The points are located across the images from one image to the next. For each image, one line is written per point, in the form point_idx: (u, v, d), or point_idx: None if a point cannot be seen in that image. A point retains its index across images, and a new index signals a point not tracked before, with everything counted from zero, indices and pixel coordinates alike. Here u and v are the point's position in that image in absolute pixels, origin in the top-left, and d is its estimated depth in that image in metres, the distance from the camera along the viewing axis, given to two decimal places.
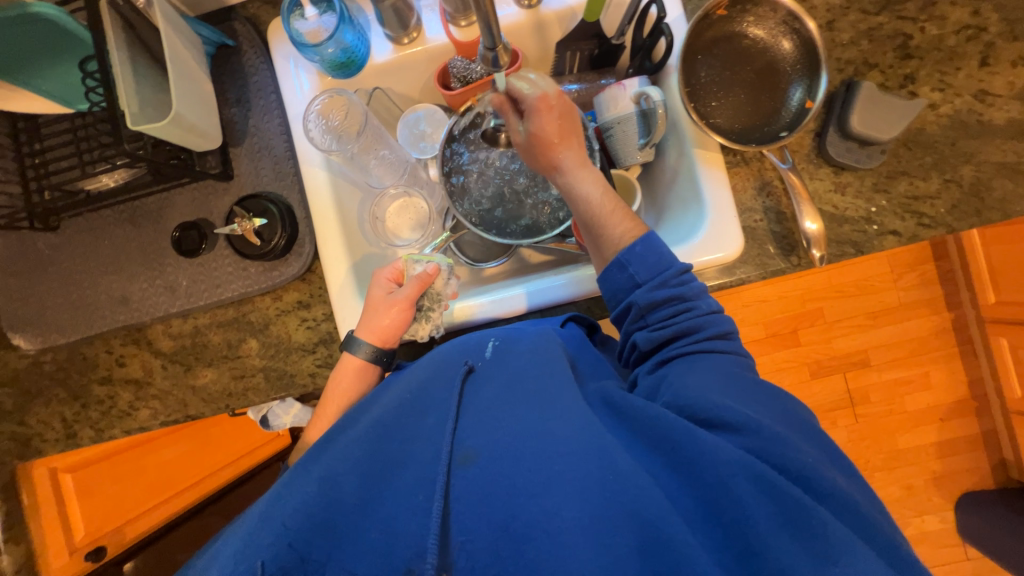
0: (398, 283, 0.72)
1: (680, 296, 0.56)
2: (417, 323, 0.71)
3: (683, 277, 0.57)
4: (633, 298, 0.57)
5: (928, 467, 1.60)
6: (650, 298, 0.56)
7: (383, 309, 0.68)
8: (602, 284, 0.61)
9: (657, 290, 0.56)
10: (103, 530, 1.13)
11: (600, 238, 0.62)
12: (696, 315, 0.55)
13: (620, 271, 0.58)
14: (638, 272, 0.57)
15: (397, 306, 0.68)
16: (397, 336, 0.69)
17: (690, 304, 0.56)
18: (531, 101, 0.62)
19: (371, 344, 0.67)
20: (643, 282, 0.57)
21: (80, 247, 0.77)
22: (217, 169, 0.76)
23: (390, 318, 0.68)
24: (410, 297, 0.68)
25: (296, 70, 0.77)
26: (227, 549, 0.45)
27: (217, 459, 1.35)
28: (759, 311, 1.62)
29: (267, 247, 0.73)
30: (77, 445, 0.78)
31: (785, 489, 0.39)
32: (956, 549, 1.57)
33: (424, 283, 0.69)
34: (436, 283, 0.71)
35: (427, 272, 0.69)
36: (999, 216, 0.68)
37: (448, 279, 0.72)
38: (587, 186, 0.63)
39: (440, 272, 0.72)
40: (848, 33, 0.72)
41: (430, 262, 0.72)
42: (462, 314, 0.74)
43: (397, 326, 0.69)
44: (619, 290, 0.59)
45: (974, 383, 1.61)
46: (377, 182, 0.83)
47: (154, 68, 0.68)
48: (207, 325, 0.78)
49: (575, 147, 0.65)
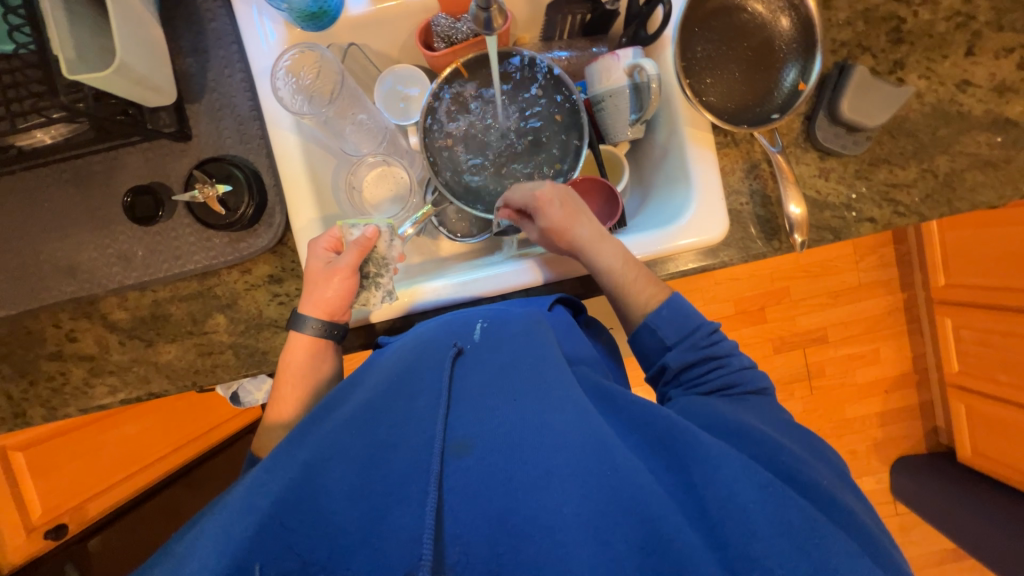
0: (336, 252, 0.67)
1: (713, 355, 0.58)
2: (366, 291, 0.68)
3: (713, 335, 0.60)
4: (667, 359, 0.59)
5: (870, 434, 1.74)
6: (684, 359, 0.58)
7: (324, 280, 0.65)
8: (635, 345, 0.63)
9: (690, 351, 0.59)
10: (65, 506, 1.09)
11: (626, 305, 0.63)
12: (728, 372, 0.57)
13: (650, 334, 0.61)
14: (668, 335, 0.60)
15: (338, 274, 0.64)
16: (344, 306, 0.66)
17: (726, 363, 0.58)
18: (535, 199, 0.66)
19: (318, 319, 0.65)
20: (674, 343, 0.60)
21: (15, 209, 0.69)
22: (172, 127, 0.69)
23: (333, 289, 0.65)
24: (351, 265, 0.64)
25: (260, 18, 0.69)
26: (202, 538, 0.42)
27: (185, 433, 1.28)
28: (731, 289, 1.66)
29: (233, 217, 0.67)
30: (27, 424, 0.73)
31: (786, 497, 0.41)
32: (887, 505, 1.74)
33: (364, 249, 0.65)
34: (379, 246, 0.67)
35: (366, 237, 0.65)
36: (967, 205, 0.71)
37: (391, 241, 0.68)
38: (607, 259, 0.63)
39: (381, 234, 0.67)
40: (844, 12, 0.71)
41: (368, 225, 0.66)
42: (412, 296, 0.69)
43: (342, 296, 0.65)
44: (651, 351, 0.61)
45: (918, 358, 1.74)
46: (354, 149, 0.77)
47: (92, 7, 0.59)
48: (169, 299, 0.73)
49: (587, 221, 0.65)
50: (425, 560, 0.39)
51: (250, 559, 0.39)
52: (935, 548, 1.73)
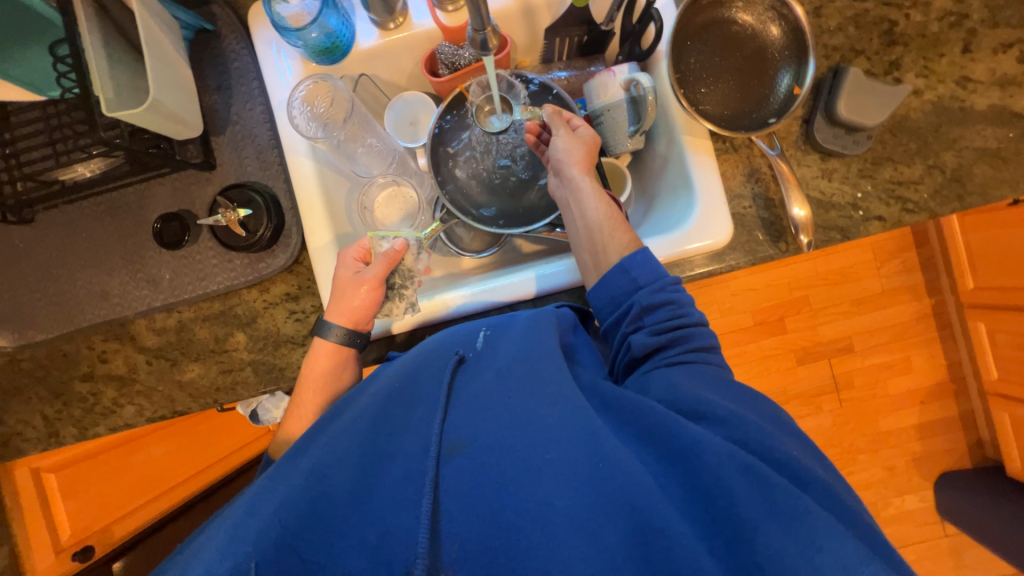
0: (365, 262, 0.71)
1: (675, 302, 0.58)
2: (390, 302, 0.70)
3: (677, 286, 0.60)
4: (635, 298, 0.58)
5: (908, 448, 1.65)
6: (650, 300, 0.57)
7: (352, 289, 0.67)
8: (600, 291, 0.62)
9: (656, 293, 0.58)
10: (92, 528, 1.12)
11: (608, 240, 0.64)
12: (687, 323, 0.57)
13: (622, 274, 0.60)
14: (640, 276, 0.59)
15: (366, 284, 0.67)
16: (368, 316, 0.68)
17: (686, 313, 0.58)
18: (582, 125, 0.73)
19: (343, 326, 0.67)
20: (644, 284, 0.59)
21: (56, 240, 0.75)
22: (199, 158, 0.74)
23: (360, 299, 0.67)
24: (379, 276, 0.67)
25: (278, 55, 0.75)
26: (208, 542, 0.44)
27: (205, 458, 1.32)
28: (747, 300, 1.64)
29: (253, 239, 0.71)
30: (60, 443, 0.77)
31: (771, 479, 0.39)
32: (934, 526, 1.62)
33: (392, 260, 0.68)
34: (406, 259, 0.71)
35: (395, 249, 0.69)
36: (979, 200, 0.69)
37: (417, 254, 0.73)
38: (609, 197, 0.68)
39: (409, 248, 0.72)
40: (835, 19, 0.73)
41: (397, 238, 0.71)
42: (435, 307, 0.71)
43: (368, 306, 0.68)
44: (619, 294, 0.60)
45: (953, 366, 1.66)
46: (365, 171, 0.82)
47: (129, 54, 0.66)
48: (193, 319, 0.76)
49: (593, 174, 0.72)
50: (420, 558, 0.40)
51: (246, 558, 0.39)
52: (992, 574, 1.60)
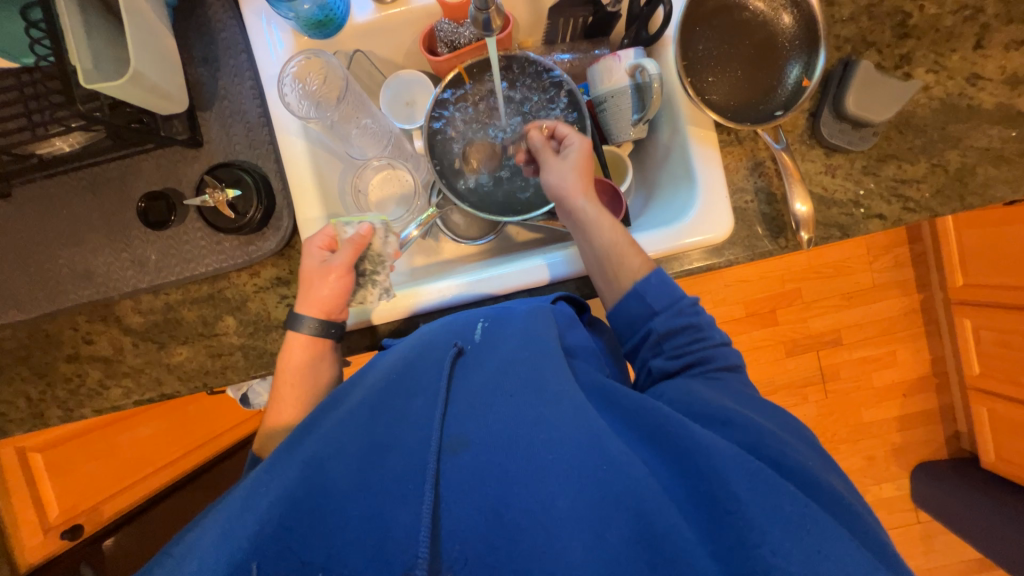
0: (332, 250, 0.68)
1: (693, 325, 0.59)
2: (363, 290, 0.68)
3: (695, 307, 0.61)
4: (652, 325, 0.59)
5: (888, 439, 1.69)
6: (668, 326, 0.59)
7: (320, 278, 0.65)
8: (619, 313, 0.62)
9: (674, 318, 0.59)
10: (82, 505, 1.12)
11: (619, 267, 0.62)
12: (707, 345, 0.58)
13: (637, 301, 0.60)
14: (655, 302, 0.60)
15: (333, 273, 0.65)
16: (341, 305, 0.67)
17: (706, 335, 0.58)
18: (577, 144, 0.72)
19: (315, 318, 0.66)
20: (660, 310, 0.60)
21: (35, 216, 0.72)
22: (184, 134, 0.71)
23: (328, 288, 0.65)
24: (346, 264, 0.65)
25: (268, 27, 0.71)
26: (202, 533, 0.43)
27: (195, 438, 1.31)
28: (740, 291, 1.65)
29: (242, 221, 0.69)
30: (45, 424, 0.75)
31: (779, 485, 0.40)
32: (908, 513, 1.68)
33: (358, 247, 0.66)
34: (374, 244, 0.68)
35: (360, 234, 0.66)
36: (979, 201, 0.69)
37: (386, 238, 0.69)
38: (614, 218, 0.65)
39: (375, 231, 0.68)
40: (848, 8, 0.71)
41: (362, 222, 0.68)
42: (409, 298, 0.69)
43: (338, 295, 0.66)
44: (636, 319, 0.61)
45: (937, 360, 1.69)
46: (359, 153, 0.79)
47: (108, 21, 0.62)
48: (180, 301, 0.74)
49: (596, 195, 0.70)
50: (420, 559, 0.39)
51: (247, 557, 0.40)
52: (959, 558, 1.67)
